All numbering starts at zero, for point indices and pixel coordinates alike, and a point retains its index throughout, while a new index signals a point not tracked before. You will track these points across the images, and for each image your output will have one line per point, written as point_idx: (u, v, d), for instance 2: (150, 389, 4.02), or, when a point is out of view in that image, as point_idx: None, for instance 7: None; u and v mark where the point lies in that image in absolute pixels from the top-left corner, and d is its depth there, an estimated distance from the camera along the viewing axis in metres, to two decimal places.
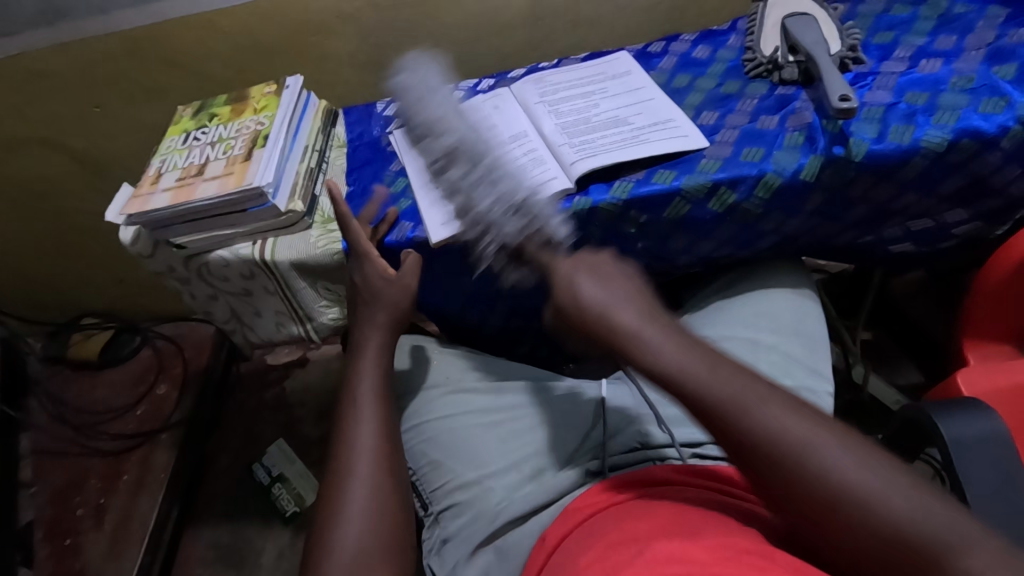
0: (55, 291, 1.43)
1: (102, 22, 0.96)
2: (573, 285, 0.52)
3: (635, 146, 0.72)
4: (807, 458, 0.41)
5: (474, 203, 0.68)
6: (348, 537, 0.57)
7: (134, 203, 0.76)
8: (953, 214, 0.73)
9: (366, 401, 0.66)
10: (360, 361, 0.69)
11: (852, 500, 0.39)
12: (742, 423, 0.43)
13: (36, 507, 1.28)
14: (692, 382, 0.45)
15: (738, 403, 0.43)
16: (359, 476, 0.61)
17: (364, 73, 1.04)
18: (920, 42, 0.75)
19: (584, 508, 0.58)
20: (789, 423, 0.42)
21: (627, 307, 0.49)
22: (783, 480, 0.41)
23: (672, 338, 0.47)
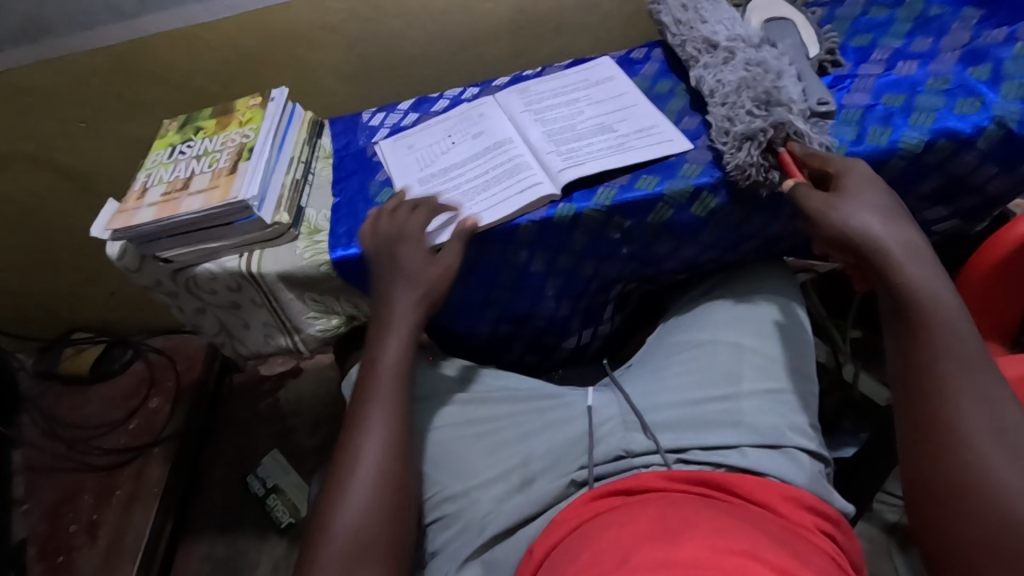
0: (46, 307, 1.43)
1: (86, 38, 0.96)
2: (857, 207, 0.58)
3: (776, 80, 0.69)
4: (985, 445, 0.48)
5: (764, 109, 0.66)
6: (341, 528, 0.58)
7: (120, 218, 0.76)
8: (934, 213, 0.74)
9: (387, 378, 0.67)
10: (387, 337, 0.69)
11: (979, 470, 0.47)
12: (947, 375, 0.51)
13: (29, 524, 1.28)
14: (923, 309, 0.54)
15: (958, 365, 0.51)
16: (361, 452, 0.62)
17: (350, 84, 1.05)
18: (897, 45, 0.76)
19: (570, 518, 0.59)
20: (983, 377, 0.51)
21: (883, 231, 0.57)
22: (958, 446, 0.49)
23: (929, 276, 0.55)
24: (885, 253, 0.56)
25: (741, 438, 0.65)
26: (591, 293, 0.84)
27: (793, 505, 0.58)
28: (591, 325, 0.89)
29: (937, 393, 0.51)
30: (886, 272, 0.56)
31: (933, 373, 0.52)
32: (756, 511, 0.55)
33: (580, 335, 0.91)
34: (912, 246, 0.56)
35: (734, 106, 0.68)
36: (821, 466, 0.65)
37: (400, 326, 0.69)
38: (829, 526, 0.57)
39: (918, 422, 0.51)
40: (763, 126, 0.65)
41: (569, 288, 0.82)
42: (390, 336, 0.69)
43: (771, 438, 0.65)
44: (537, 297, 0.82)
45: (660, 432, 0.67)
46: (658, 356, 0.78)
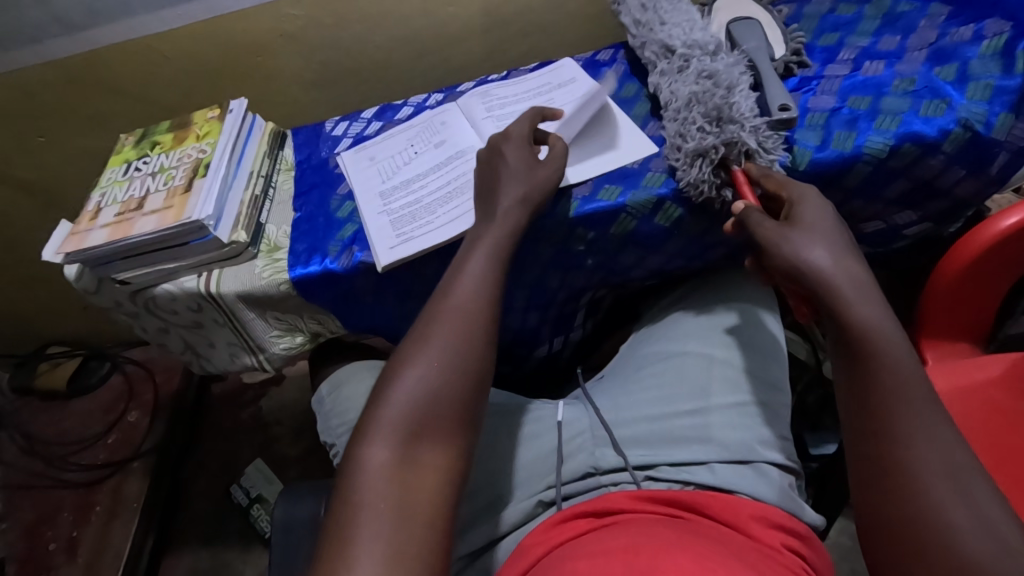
0: (18, 323, 1.40)
1: (37, 52, 0.93)
2: (795, 241, 0.55)
3: (728, 94, 0.67)
4: (942, 488, 0.45)
5: (714, 125, 0.65)
6: None
7: (72, 241, 0.74)
8: (904, 217, 0.72)
9: (448, 320, 0.57)
10: (460, 272, 0.60)
11: (940, 522, 0.44)
12: (902, 415, 0.47)
13: (8, 544, 1.26)
14: (877, 343, 0.50)
15: (906, 402, 0.48)
16: (399, 403, 0.52)
17: (313, 91, 1.02)
18: (863, 44, 0.75)
19: (537, 545, 0.57)
20: (939, 417, 0.47)
21: (826, 261, 0.53)
22: (915, 492, 0.45)
23: (879, 309, 0.51)
24: (830, 290, 0.52)
25: (709, 454, 0.64)
26: (559, 303, 0.83)
27: (762, 523, 0.57)
28: (562, 333, 0.88)
29: (890, 437, 0.47)
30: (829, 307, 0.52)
31: (888, 414, 0.48)
32: (725, 534, 0.54)
33: (551, 344, 0.89)
34: (861, 280, 0.53)
35: (686, 121, 0.67)
36: (792, 480, 0.64)
37: (469, 269, 0.60)
38: (798, 544, 0.57)
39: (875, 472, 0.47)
40: (715, 144, 0.64)
41: (537, 299, 0.80)
42: (461, 276, 0.60)
43: (741, 454, 0.64)
44: (504, 309, 0.81)
45: (629, 448, 0.66)
46: (629, 367, 0.77)
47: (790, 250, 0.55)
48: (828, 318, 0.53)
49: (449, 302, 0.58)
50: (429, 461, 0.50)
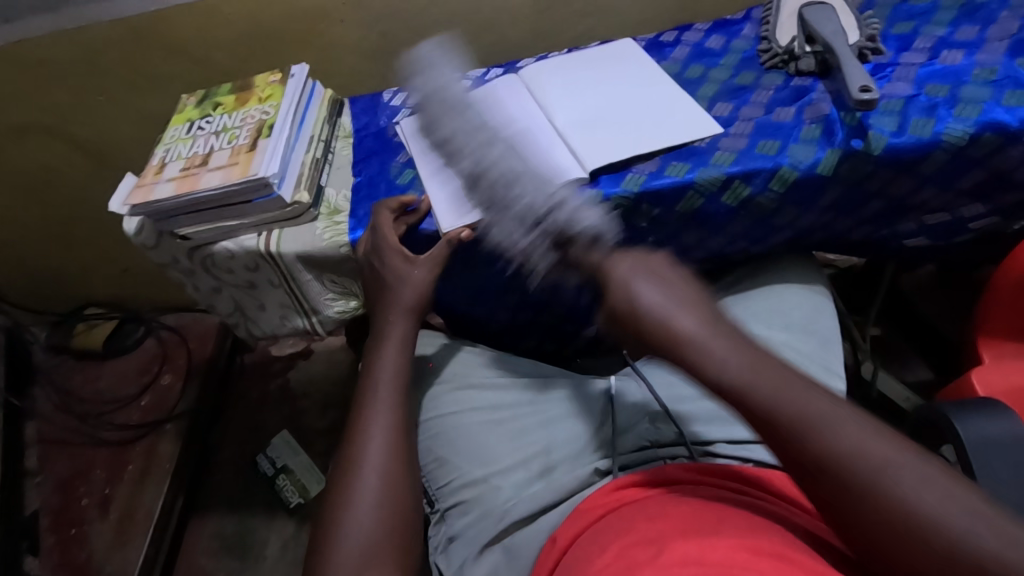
0: (60, 282, 1.43)
1: (104, 10, 0.94)
2: (629, 295, 0.52)
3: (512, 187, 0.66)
4: (880, 479, 0.39)
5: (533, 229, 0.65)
6: (352, 533, 0.56)
7: (138, 193, 0.75)
8: (972, 209, 0.72)
9: (384, 393, 0.65)
10: (382, 346, 0.68)
11: (939, 549, 0.37)
12: (807, 444, 0.42)
13: (42, 496, 1.29)
14: (755, 403, 0.44)
15: (801, 425, 0.42)
16: (355, 525, 0.57)
17: (370, 63, 1.03)
18: (941, 33, 0.73)
19: (594, 508, 0.59)
20: (845, 429, 0.42)
21: (688, 326, 0.49)
22: (857, 501, 0.40)
23: (743, 359, 0.46)
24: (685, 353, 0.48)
25: None
26: None
27: None
28: (612, 315, 0.88)
29: (834, 485, 0.41)
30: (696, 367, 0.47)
31: (818, 472, 0.41)
32: (787, 509, 0.55)
33: (600, 325, 0.90)
34: (700, 326, 0.48)
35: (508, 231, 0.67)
36: None
37: (390, 341, 0.68)
38: None
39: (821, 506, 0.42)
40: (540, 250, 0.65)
41: None
42: (385, 346, 0.68)
43: None
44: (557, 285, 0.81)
45: (685, 426, 0.67)
46: None
47: (663, 334, 0.49)
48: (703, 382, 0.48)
49: (373, 382, 0.66)
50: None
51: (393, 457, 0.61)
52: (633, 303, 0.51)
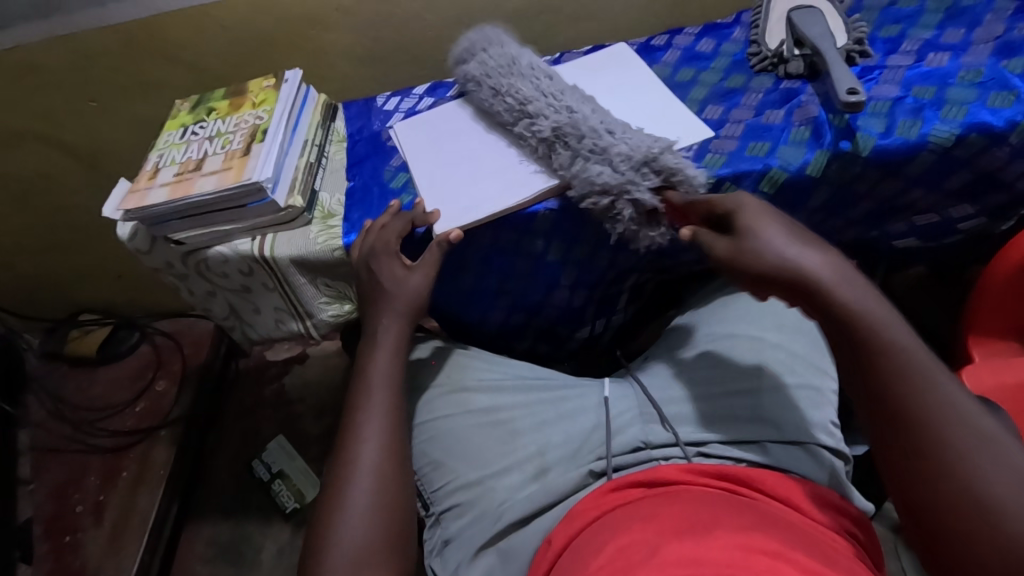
0: (53, 288, 1.42)
1: (96, 15, 0.94)
2: (753, 224, 0.55)
3: None
4: (976, 454, 0.44)
5: None
6: (346, 531, 0.57)
7: (131, 198, 0.75)
8: (960, 209, 0.73)
9: (377, 395, 0.65)
10: (373, 348, 0.68)
11: (1010, 541, 0.41)
12: (917, 394, 0.46)
13: (35, 504, 1.28)
14: (895, 377, 0.47)
15: (923, 376, 0.47)
16: (349, 522, 0.57)
17: (364, 67, 1.03)
18: (927, 36, 0.74)
19: (589, 510, 0.59)
20: (962, 422, 0.45)
21: (815, 260, 0.52)
22: (952, 470, 0.44)
23: (920, 354, 0.48)
24: (815, 280, 0.51)
25: (760, 433, 0.66)
26: (606, 284, 0.84)
27: (816, 502, 0.59)
28: (605, 316, 0.89)
29: (926, 465, 0.45)
30: (818, 299, 0.51)
31: (918, 441, 0.45)
32: (778, 509, 0.56)
33: (593, 327, 0.91)
34: (829, 265, 0.52)
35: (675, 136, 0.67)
36: (843, 465, 0.65)
37: (383, 342, 0.68)
38: (854, 526, 0.58)
39: (907, 465, 0.46)
40: None
41: (585, 279, 0.81)
42: (377, 347, 0.68)
43: (794, 436, 0.65)
44: (551, 287, 0.82)
45: (678, 426, 0.68)
46: (673, 349, 0.78)
47: (785, 271, 0.52)
48: (822, 313, 0.51)
49: (368, 384, 0.66)
50: None
51: (387, 460, 0.61)
52: (757, 234, 0.55)
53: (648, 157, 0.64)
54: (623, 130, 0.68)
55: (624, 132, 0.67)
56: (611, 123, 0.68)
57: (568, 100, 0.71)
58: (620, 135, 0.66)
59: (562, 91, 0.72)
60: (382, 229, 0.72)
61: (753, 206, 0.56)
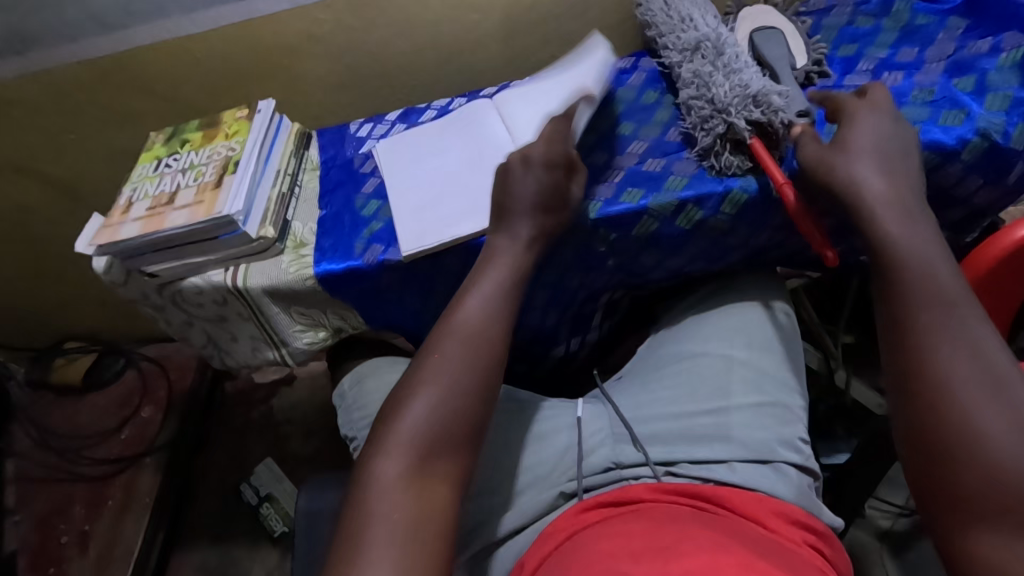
0: (37, 316, 1.42)
1: (70, 50, 0.95)
2: (862, 128, 0.63)
3: (720, 84, 0.70)
4: (967, 390, 0.50)
5: (714, 118, 0.69)
6: (412, 420, 0.56)
7: (104, 233, 0.76)
8: None
9: (485, 288, 0.64)
10: (494, 257, 0.66)
11: (989, 466, 0.47)
12: (935, 318, 0.54)
13: (20, 535, 1.27)
14: (918, 314, 0.55)
15: (950, 304, 0.54)
16: (416, 415, 0.56)
17: (338, 93, 1.04)
18: (882, 55, 0.76)
19: (560, 530, 0.60)
20: (980, 372, 0.51)
21: (880, 182, 0.60)
22: (947, 403, 0.51)
23: (956, 307, 0.54)
24: (864, 200, 0.59)
25: (727, 452, 0.67)
26: (578, 303, 0.84)
27: (781, 519, 0.60)
28: (579, 334, 0.90)
29: (930, 404, 0.51)
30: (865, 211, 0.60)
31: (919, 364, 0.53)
32: (741, 525, 0.57)
33: (568, 344, 0.91)
34: (890, 187, 0.60)
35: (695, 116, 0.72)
36: (809, 480, 0.68)
37: (503, 252, 0.66)
38: (818, 541, 0.59)
39: (906, 380, 0.53)
40: (716, 136, 0.69)
41: (558, 299, 0.82)
42: (496, 257, 0.66)
43: (760, 453, 0.67)
44: (523, 309, 0.82)
45: (648, 445, 0.69)
46: (646, 368, 0.79)
47: (846, 182, 0.60)
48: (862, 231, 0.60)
49: (478, 283, 0.64)
50: (438, 476, 0.54)
51: None
52: (860, 143, 0.62)
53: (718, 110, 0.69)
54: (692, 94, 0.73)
55: (748, 81, 0.69)
56: (724, 75, 0.71)
57: (683, 60, 0.77)
58: (721, 84, 0.70)
59: (682, 51, 0.78)
60: None
61: (865, 120, 0.63)
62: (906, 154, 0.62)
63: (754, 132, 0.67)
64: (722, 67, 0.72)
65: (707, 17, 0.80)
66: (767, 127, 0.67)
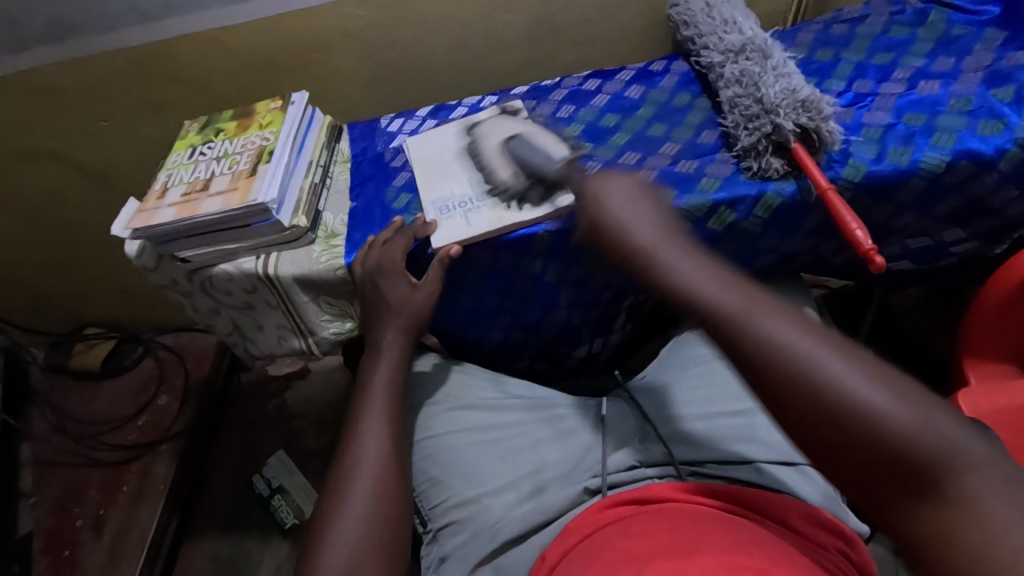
0: (58, 301, 1.43)
1: (110, 40, 0.97)
2: (598, 198, 0.59)
3: (767, 86, 0.70)
4: (824, 367, 0.41)
5: (759, 118, 0.69)
6: (338, 541, 0.57)
7: (139, 217, 0.77)
8: (952, 234, 0.73)
9: (376, 407, 0.67)
10: (376, 365, 0.70)
11: (881, 439, 0.38)
12: (760, 326, 0.44)
13: (35, 517, 1.29)
14: (727, 329, 0.45)
15: (751, 307, 0.45)
16: (344, 530, 0.57)
17: (368, 91, 1.06)
18: (918, 64, 0.76)
19: (580, 527, 0.60)
20: (804, 349, 0.42)
21: (640, 226, 0.55)
22: (817, 408, 0.40)
23: (739, 287, 0.47)
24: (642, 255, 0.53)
25: (754, 452, 0.67)
26: (604, 304, 0.85)
27: (807, 521, 0.59)
28: (603, 335, 0.90)
29: (787, 413, 0.42)
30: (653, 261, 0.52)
31: (769, 390, 0.43)
32: (767, 530, 0.56)
33: (591, 345, 0.92)
34: (653, 231, 0.54)
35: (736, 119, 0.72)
36: (836, 486, 0.66)
37: (384, 360, 0.70)
38: (845, 545, 0.57)
39: (772, 406, 0.43)
40: (760, 137, 0.68)
41: (583, 299, 0.83)
42: (379, 365, 0.70)
43: (786, 456, 0.67)
44: (550, 307, 0.83)
45: (673, 446, 0.69)
46: (670, 367, 0.79)
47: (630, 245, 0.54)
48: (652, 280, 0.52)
49: (366, 408, 0.67)
50: None
51: (382, 471, 0.62)
52: (597, 203, 0.59)
53: (763, 110, 0.68)
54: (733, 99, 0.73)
55: (797, 85, 0.69)
56: (773, 77, 0.71)
57: (726, 61, 0.77)
58: (771, 85, 0.70)
59: (725, 52, 0.78)
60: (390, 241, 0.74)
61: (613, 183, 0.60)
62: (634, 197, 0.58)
63: (799, 136, 0.67)
64: (767, 69, 0.72)
65: (749, 22, 0.81)
66: (812, 134, 0.66)
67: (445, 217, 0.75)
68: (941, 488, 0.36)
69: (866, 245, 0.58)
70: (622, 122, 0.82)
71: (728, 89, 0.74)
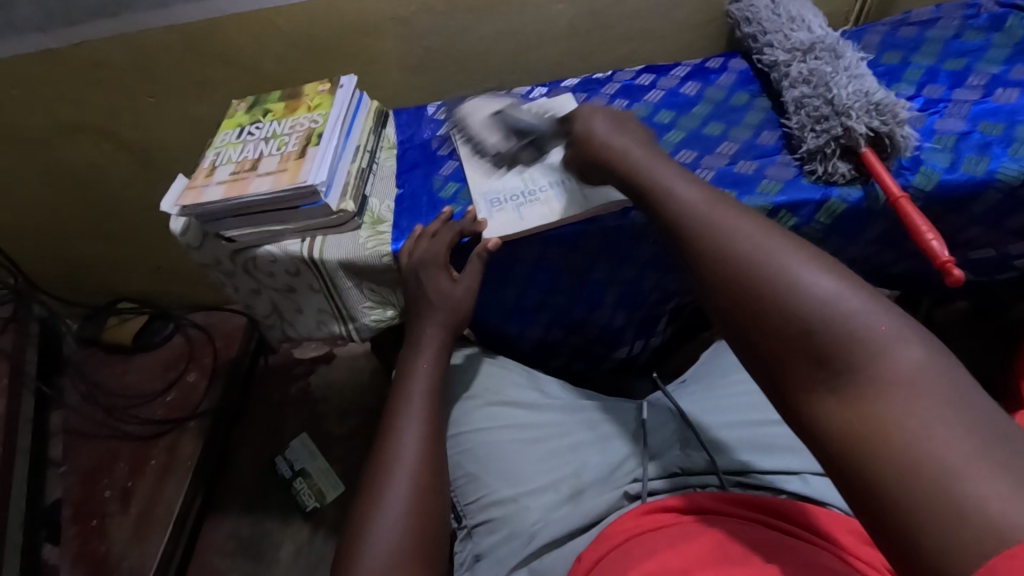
0: (95, 275, 1.45)
1: (162, 15, 0.97)
2: (589, 126, 0.65)
3: (837, 88, 0.68)
4: (766, 251, 0.44)
5: (828, 120, 0.66)
6: (377, 535, 0.56)
7: (188, 195, 0.76)
8: (1019, 248, 0.70)
9: (417, 400, 0.66)
10: (418, 357, 0.70)
11: (800, 311, 0.40)
12: (721, 218, 0.48)
13: (64, 486, 1.31)
14: (686, 220, 0.50)
15: (710, 206, 0.50)
16: (384, 525, 0.57)
17: (413, 77, 1.05)
18: (994, 71, 0.73)
19: (618, 532, 0.59)
20: (753, 235, 0.45)
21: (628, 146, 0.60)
22: (747, 275, 0.43)
23: (708, 193, 0.51)
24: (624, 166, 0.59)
25: (803, 464, 0.65)
26: (649, 304, 0.84)
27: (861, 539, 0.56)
28: (644, 337, 0.89)
29: (725, 288, 0.45)
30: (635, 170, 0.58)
31: (710, 263, 0.46)
32: (826, 554, 0.51)
33: (631, 347, 0.91)
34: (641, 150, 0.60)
35: (802, 121, 0.69)
36: None
37: (426, 352, 0.70)
38: None
39: (712, 285, 0.46)
40: (828, 140, 0.66)
41: (628, 298, 0.82)
42: (423, 355, 0.70)
43: None
44: (594, 306, 0.82)
45: (717, 453, 0.67)
46: (716, 373, 0.77)
47: (619, 157, 0.60)
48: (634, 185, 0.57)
49: (406, 397, 0.66)
50: None
51: (423, 464, 0.62)
52: (594, 132, 0.65)
53: (834, 113, 0.66)
54: (798, 101, 0.71)
55: (871, 87, 0.66)
56: (846, 78, 0.68)
57: (792, 60, 0.75)
58: (843, 86, 0.67)
59: (791, 51, 0.75)
60: (437, 230, 0.73)
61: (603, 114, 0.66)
62: (624, 126, 0.64)
63: (870, 140, 0.64)
64: (837, 70, 0.70)
65: (816, 20, 0.79)
66: (884, 138, 0.64)
67: (495, 211, 0.73)
68: (852, 363, 0.37)
69: (942, 258, 0.55)
70: (677, 119, 0.80)
71: (794, 89, 0.72)
